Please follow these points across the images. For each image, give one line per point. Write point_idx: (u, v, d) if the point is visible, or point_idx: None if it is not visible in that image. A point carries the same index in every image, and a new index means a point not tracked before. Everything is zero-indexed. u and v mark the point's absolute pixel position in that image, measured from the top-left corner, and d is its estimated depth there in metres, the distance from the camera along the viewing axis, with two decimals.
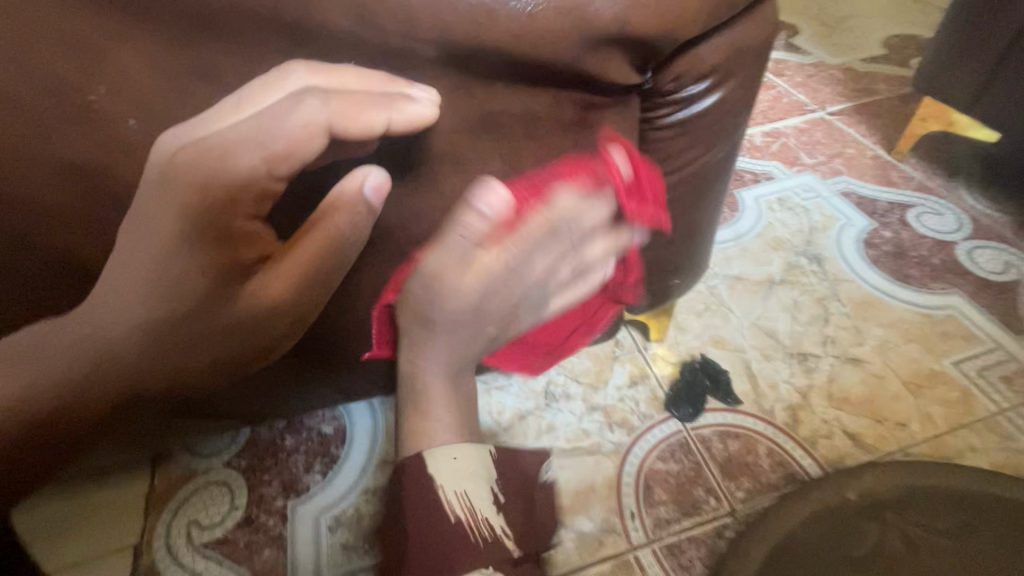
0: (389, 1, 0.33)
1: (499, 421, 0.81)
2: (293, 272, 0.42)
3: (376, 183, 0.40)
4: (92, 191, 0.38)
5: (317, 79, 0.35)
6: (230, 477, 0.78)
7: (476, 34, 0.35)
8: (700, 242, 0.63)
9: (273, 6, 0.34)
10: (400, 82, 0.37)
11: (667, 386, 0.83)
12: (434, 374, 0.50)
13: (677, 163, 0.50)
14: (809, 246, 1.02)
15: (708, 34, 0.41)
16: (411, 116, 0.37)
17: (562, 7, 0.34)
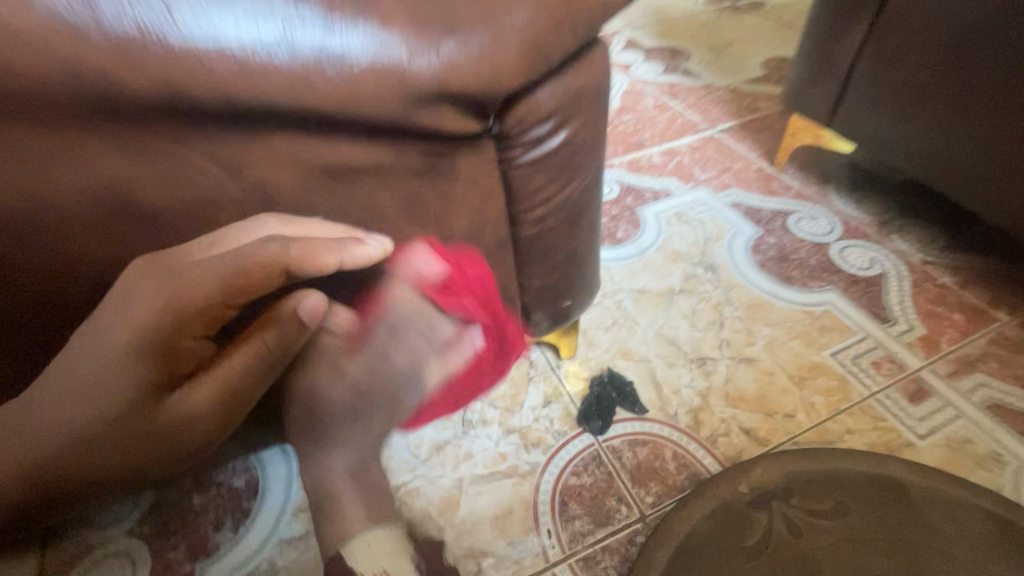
0: (204, 71, 0.34)
1: (417, 453, 0.81)
2: (227, 378, 0.45)
3: (313, 306, 0.45)
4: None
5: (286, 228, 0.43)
6: (132, 545, 0.74)
7: (304, 99, 0.36)
8: (584, 265, 0.67)
9: (75, 82, 0.33)
10: (361, 236, 0.45)
11: (580, 401, 0.86)
12: (338, 470, 0.55)
13: (541, 197, 0.54)
14: (705, 256, 1.09)
15: (540, 84, 0.45)
16: (366, 255, 0.45)
17: (383, 71, 0.37)
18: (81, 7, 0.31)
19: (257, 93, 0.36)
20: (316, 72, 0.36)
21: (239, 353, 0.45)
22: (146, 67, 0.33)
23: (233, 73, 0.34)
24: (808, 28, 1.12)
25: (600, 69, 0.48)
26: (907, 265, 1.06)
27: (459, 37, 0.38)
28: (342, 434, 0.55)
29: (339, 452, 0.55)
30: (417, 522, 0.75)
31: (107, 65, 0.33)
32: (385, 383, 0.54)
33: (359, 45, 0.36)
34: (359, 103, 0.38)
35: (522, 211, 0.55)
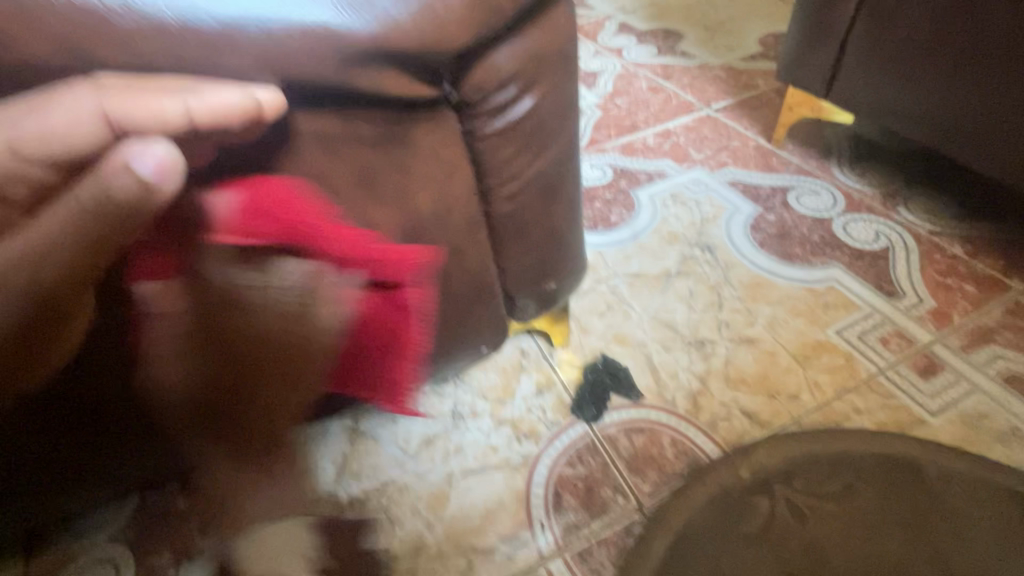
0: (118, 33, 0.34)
1: (406, 449, 0.79)
2: (49, 245, 0.37)
3: (157, 160, 0.36)
4: None
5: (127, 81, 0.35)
6: (116, 551, 0.72)
7: (231, 65, 0.36)
8: (566, 244, 0.64)
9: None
10: (214, 82, 0.36)
11: (573, 389, 0.83)
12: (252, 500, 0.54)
13: (510, 170, 0.51)
14: (702, 237, 1.05)
15: (497, 44, 0.42)
16: (224, 101, 0.36)
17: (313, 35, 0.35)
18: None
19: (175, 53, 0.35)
20: (239, 30, 0.35)
21: (56, 215, 0.36)
22: (49, 23, 0.33)
23: (147, 29, 0.34)
24: None
25: (562, 26, 0.45)
26: (915, 237, 1.01)
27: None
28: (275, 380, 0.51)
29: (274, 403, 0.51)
30: (404, 520, 0.72)
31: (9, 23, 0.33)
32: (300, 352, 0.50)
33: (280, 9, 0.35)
34: (290, 66, 0.37)
35: (492, 186, 0.52)
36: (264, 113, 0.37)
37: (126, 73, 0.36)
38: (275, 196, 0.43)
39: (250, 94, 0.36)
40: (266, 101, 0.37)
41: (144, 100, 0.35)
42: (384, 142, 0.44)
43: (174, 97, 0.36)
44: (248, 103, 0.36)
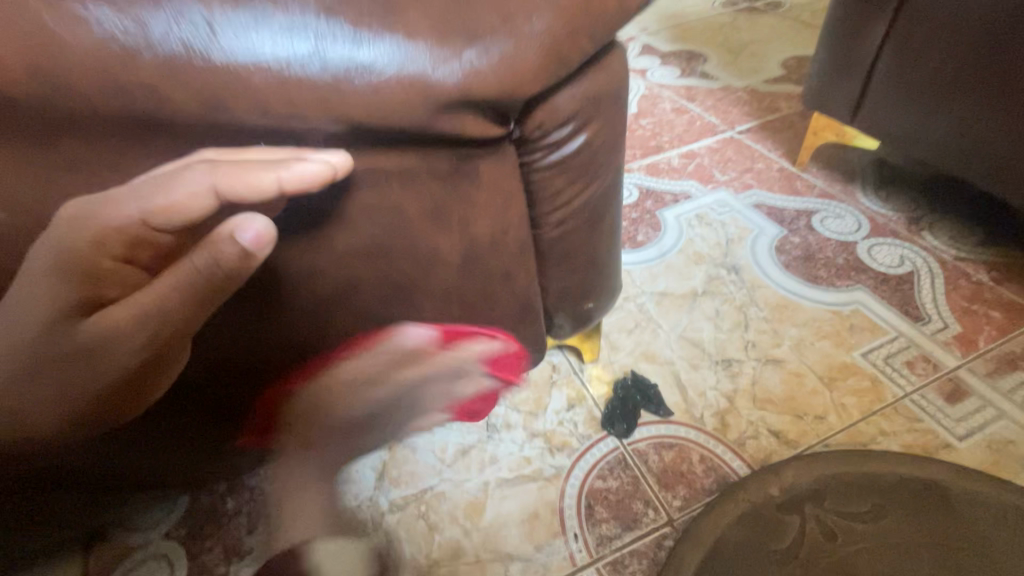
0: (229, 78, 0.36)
1: (443, 458, 0.82)
2: (152, 316, 0.41)
3: (256, 231, 0.39)
4: None
5: (214, 168, 0.37)
6: (169, 548, 0.76)
7: (325, 112, 0.38)
8: (606, 266, 0.67)
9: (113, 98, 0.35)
10: (302, 153, 0.40)
11: (604, 405, 0.86)
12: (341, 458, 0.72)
13: (561, 199, 0.54)
14: (727, 258, 1.08)
15: (560, 87, 0.45)
16: (306, 171, 0.38)
17: (402, 82, 0.38)
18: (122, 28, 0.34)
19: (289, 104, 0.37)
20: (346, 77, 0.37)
21: (158, 287, 0.41)
22: (184, 79, 0.35)
23: (261, 83, 0.36)
24: (829, 24, 1.11)
25: (618, 71, 0.48)
26: (939, 262, 1.03)
27: (480, 46, 0.39)
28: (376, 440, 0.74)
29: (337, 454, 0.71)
30: (442, 526, 0.75)
31: (148, 81, 0.35)
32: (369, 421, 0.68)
33: (385, 53, 0.37)
34: (385, 110, 0.39)
35: (543, 214, 0.55)
36: (337, 173, 0.40)
37: (225, 148, 0.39)
38: (352, 223, 0.47)
39: (327, 160, 0.39)
40: (338, 166, 0.40)
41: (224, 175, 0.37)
42: (452, 174, 0.46)
43: (255, 172, 0.37)
44: (327, 172, 0.39)
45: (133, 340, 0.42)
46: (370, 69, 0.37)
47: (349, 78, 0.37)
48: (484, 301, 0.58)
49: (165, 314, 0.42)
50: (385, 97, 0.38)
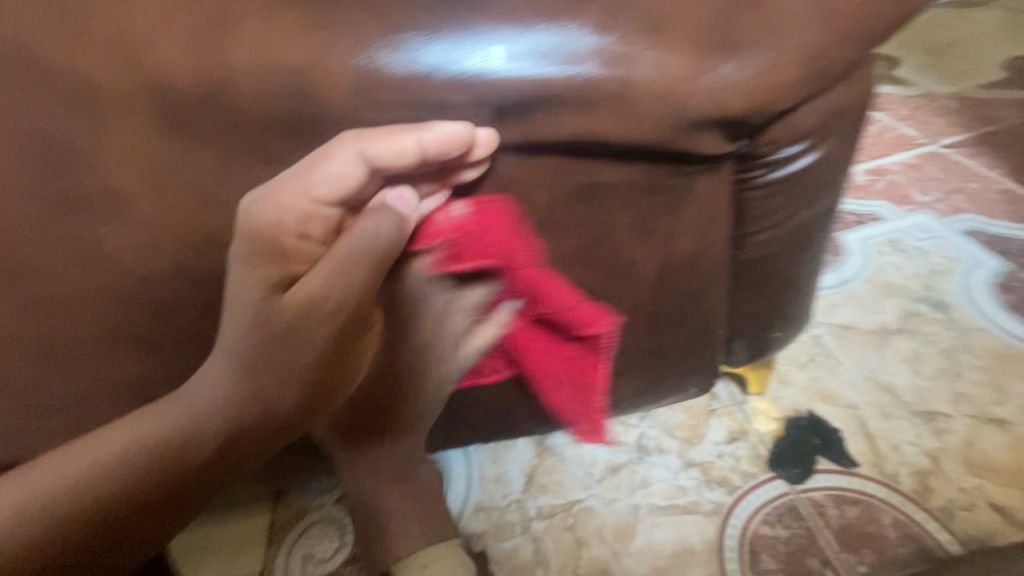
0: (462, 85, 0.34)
1: (591, 474, 0.80)
2: (332, 287, 0.37)
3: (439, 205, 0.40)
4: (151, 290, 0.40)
5: (367, 148, 0.34)
6: (339, 514, 0.83)
7: (555, 122, 0.36)
8: (804, 295, 0.61)
9: None
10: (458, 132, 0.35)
11: (771, 443, 0.79)
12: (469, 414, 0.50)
13: (773, 220, 0.50)
14: (930, 292, 0.93)
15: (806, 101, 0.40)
16: (449, 136, 0.34)
17: (651, 90, 0.35)
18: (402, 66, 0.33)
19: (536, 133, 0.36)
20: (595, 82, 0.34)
21: (321, 270, 0.37)
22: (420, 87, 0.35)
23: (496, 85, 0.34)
24: None
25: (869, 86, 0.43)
26: None
27: (739, 58, 0.35)
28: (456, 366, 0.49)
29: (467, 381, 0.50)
30: (590, 545, 0.74)
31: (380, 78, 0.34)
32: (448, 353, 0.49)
33: (636, 60, 0.34)
34: (629, 129, 0.36)
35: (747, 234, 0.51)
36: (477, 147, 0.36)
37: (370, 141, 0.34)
38: (556, 242, 0.45)
39: (467, 125, 0.35)
40: (482, 137, 0.36)
41: (374, 151, 0.34)
42: (670, 190, 0.44)
43: (395, 141, 0.34)
44: (469, 143, 0.35)
45: (330, 316, 0.38)
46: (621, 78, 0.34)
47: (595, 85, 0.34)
48: (673, 320, 0.55)
49: (358, 290, 0.38)
50: (635, 111, 0.35)
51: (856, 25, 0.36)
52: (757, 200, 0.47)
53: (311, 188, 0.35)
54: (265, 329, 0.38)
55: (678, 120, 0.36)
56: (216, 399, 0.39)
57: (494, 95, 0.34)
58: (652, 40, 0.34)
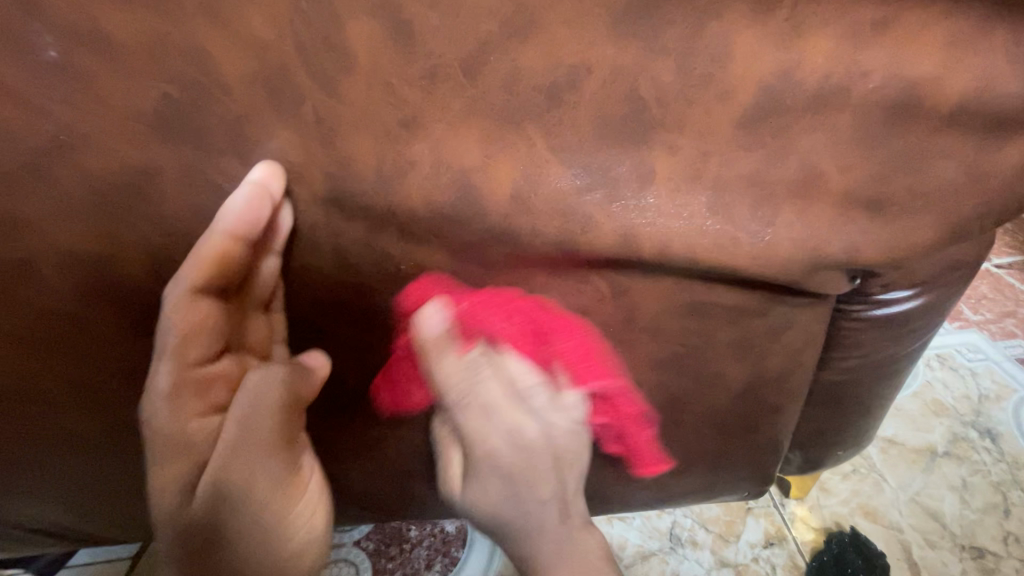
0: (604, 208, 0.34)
1: (620, 556, 0.78)
2: (234, 467, 0.37)
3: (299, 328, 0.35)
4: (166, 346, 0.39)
5: (194, 279, 0.33)
6: (356, 558, 0.80)
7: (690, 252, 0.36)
8: (870, 418, 0.61)
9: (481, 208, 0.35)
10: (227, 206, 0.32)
11: (809, 556, 0.77)
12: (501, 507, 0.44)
13: (861, 349, 0.50)
14: (979, 417, 0.91)
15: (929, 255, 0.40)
16: (244, 205, 0.31)
17: (789, 241, 0.35)
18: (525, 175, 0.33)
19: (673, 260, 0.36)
20: (735, 219, 0.34)
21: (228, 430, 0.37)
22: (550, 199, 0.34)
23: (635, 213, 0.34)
24: None
25: (992, 243, 0.43)
26: None
27: (881, 218, 0.35)
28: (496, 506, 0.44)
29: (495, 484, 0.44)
30: None
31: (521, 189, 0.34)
32: (501, 447, 0.43)
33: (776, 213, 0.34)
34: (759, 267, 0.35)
35: (832, 359, 0.52)
36: (276, 194, 0.32)
37: (198, 262, 0.33)
38: (649, 350, 0.45)
39: (231, 196, 0.32)
40: (270, 185, 0.32)
41: (197, 269, 0.33)
42: (774, 313, 0.44)
43: (205, 245, 0.33)
44: (265, 193, 0.31)
45: (231, 451, 0.37)
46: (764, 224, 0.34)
47: (732, 222, 0.34)
48: (745, 429, 0.55)
49: (259, 446, 0.38)
50: (763, 255, 0.36)
51: (1011, 200, 0.35)
52: (829, 314, 0.47)
53: (180, 341, 0.35)
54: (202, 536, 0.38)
55: (804, 269, 0.36)
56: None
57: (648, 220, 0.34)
58: (802, 192, 0.34)
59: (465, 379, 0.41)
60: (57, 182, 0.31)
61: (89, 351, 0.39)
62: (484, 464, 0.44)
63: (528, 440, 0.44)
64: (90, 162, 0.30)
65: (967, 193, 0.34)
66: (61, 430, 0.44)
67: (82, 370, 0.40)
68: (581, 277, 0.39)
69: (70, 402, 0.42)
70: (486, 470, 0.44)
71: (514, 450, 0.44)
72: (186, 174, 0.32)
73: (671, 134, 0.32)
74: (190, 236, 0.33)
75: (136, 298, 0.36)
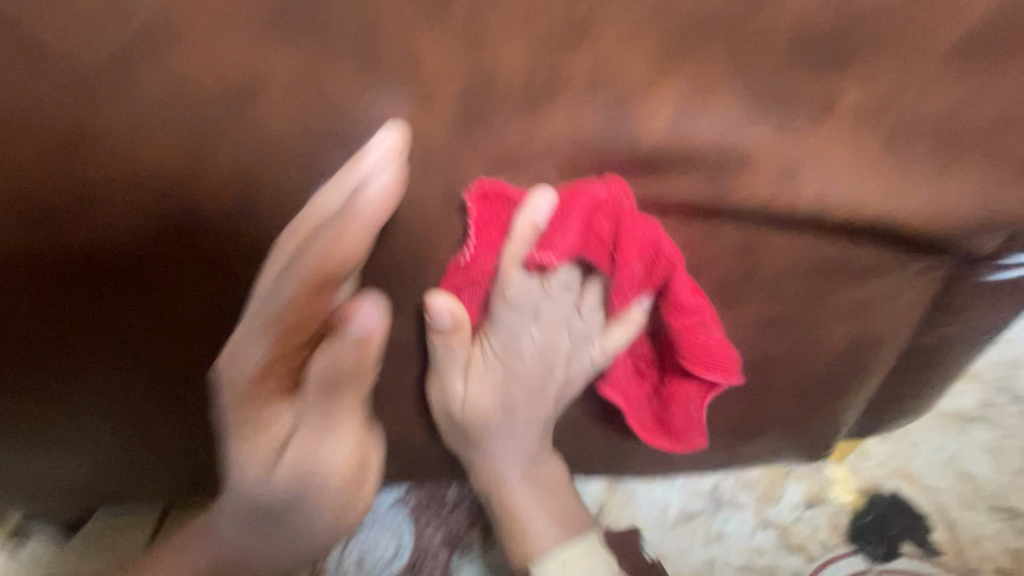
0: (769, 144, 0.30)
1: (664, 516, 0.77)
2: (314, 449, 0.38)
3: (365, 321, 0.34)
4: (228, 291, 0.34)
5: (314, 259, 0.30)
6: (395, 517, 0.78)
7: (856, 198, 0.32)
8: (946, 383, 0.59)
9: (633, 143, 0.30)
10: (350, 170, 0.29)
11: (849, 516, 0.77)
12: (510, 476, 0.48)
13: (969, 314, 0.47)
14: (1009, 382, 0.91)
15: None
16: (378, 179, 0.29)
17: (963, 186, 0.32)
18: (690, 103, 0.29)
19: (831, 211, 0.33)
20: (912, 164, 0.31)
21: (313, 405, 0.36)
22: (711, 132, 0.30)
23: (802, 151, 0.31)
24: None
25: None
26: None
27: None
28: (495, 441, 0.47)
29: (514, 454, 0.48)
30: None
31: (684, 121, 0.30)
32: (531, 365, 0.42)
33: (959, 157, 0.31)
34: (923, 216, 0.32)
35: (931, 324, 0.48)
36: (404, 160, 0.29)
37: (306, 228, 0.30)
38: (761, 310, 0.42)
39: (359, 155, 0.29)
40: (395, 149, 0.29)
41: (311, 251, 0.30)
42: (901, 275, 0.41)
43: (329, 217, 0.30)
44: (398, 160, 0.29)
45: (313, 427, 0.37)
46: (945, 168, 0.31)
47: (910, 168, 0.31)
48: (830, 393, 0.53)
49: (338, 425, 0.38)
50: (929, 207, 0.33)
51: None
52: (943, 278, 0.43)
53: (279, 318, 0.32)
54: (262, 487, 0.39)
55: (967, 221, 0.33)
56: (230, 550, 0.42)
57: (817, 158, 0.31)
58: (995, 132, 0.30)
59: (529, 331, 0.40)
60: (145, 86, 0.27)
61: (154, 305, 0.33)
62: (511, 390, 0.44)
63: (556, 348, 0.42)
64: (194, 65, 0.26)
65: None
66: (101, 392, 0.38)
67: (139, 327, 0.35)
68: (720, 231, 0.36)
69: (121, 363, 0.37)
70: (479, 376, 0.42)
71: (532, 356, 0.42)
72: (299, 81, 0.27)
73: (865, 64, 0.29)
74: (296, 162, 0.29)
75: (215, 243, 0.31)
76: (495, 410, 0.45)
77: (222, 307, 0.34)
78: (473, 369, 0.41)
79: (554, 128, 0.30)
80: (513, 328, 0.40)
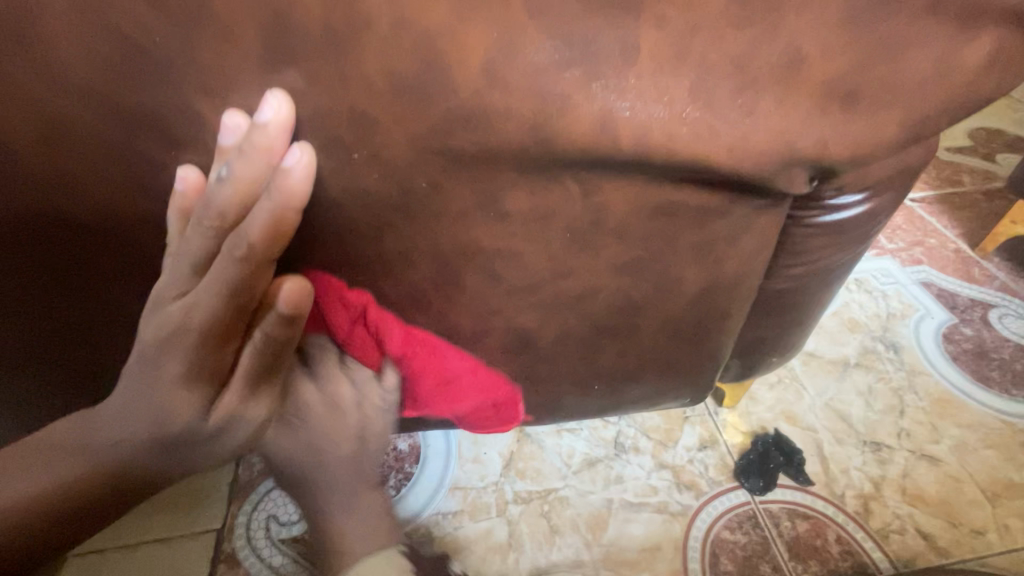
0: (574, 85, 0.33)
1: (568, 463, 0.81)
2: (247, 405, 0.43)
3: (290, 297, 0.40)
4: (75, 225, 0.37)
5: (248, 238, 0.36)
6: None
7: (664, 138, 0.35)
8: (806, 327, 0.65)
9: (446, 81, 0.32)
10: (246, 139, 0.33)
11: (736, 455, 0.84)
12: (336, 523, 0.53)
13: (807, 256, 0.52)
14: (886, 333, 1.00)
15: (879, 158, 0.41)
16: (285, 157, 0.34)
17: (759, 128, 0.35)
18: (494, 44, 0.31)
19: (646, 151, 0.36)
20: (716, 104, 0.34)
21: (243, 372, 0.42)
22: (518, 71, 0.32)
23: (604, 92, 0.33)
24: None
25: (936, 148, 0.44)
26: None
27: (848, 110, 0.35)
28: (323, 495, 0.53)
29: (338, 524, 0.53)
30: (563, 531, 0.76)
31: (491, 60, 0.32)
32: (344, 419, 0.51)
33: (748, 99, 0.34)
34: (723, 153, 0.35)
35: (777, 268, 0.53)
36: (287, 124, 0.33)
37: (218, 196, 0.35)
38: (611, 254, 0.45)
39: (252, 124, 0.33)
40: (282, 117, 0.33)
41: (245, 237, 0.36)
42: (736, 216, 0.45)
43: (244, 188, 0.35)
44: (286, 126, 0.33)
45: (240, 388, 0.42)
46: (739, 110, 0.34)
47: (707, 110, 0.34)
48: (694, 336, 0.57)
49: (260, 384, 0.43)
50: (730, 147, 0.35)
51: (963, 96, 0.36)
52: (781, 216, 0.47)
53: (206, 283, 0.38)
54: (161, 427, 0.40)
55: (768, 163, 0.36)
56: (57, 472, 0.39)
57: (620, 98, 0.33)
58: (775, 76, 0.33)
59: (362, 419, 0.52)
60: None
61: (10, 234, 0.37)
62: (329, 462, 0.52)
63: (343, 402, 0.51)
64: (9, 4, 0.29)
65: (930, 85, 0.35)
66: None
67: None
68: (551, 173, 0.38)
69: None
70: (303, 436, 0.50)
71: (348, 438, 0.52)
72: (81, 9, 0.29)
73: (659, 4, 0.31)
74: (87, 90, 0.31)
75: (58, 181, 0.35)
76: (337, 518, 0.53)
77: (41, 229, 0.37)
78: (294, 429, 0.49)
79: (368, 65, 0.32)
80: (331, 389, 0.50)
